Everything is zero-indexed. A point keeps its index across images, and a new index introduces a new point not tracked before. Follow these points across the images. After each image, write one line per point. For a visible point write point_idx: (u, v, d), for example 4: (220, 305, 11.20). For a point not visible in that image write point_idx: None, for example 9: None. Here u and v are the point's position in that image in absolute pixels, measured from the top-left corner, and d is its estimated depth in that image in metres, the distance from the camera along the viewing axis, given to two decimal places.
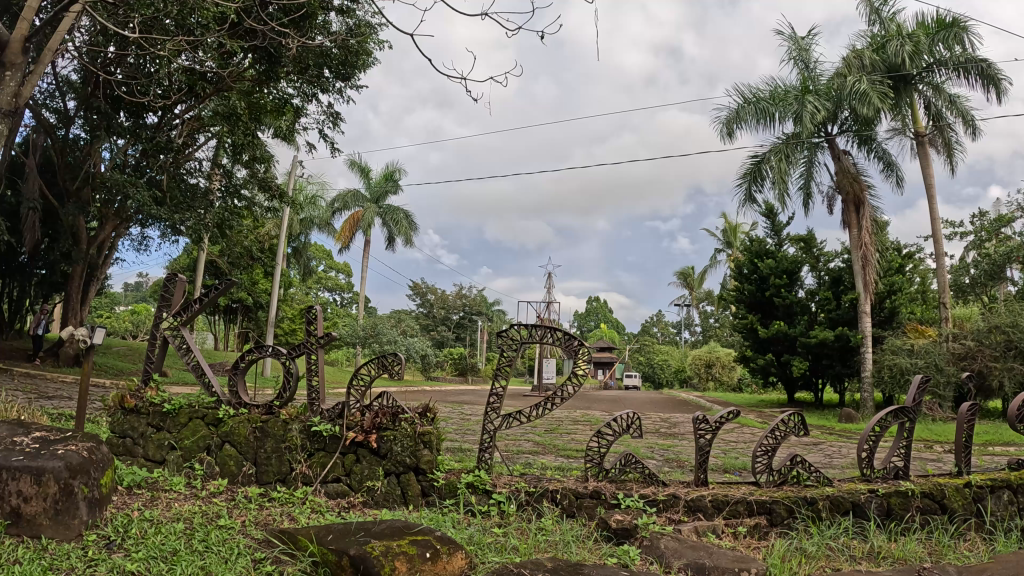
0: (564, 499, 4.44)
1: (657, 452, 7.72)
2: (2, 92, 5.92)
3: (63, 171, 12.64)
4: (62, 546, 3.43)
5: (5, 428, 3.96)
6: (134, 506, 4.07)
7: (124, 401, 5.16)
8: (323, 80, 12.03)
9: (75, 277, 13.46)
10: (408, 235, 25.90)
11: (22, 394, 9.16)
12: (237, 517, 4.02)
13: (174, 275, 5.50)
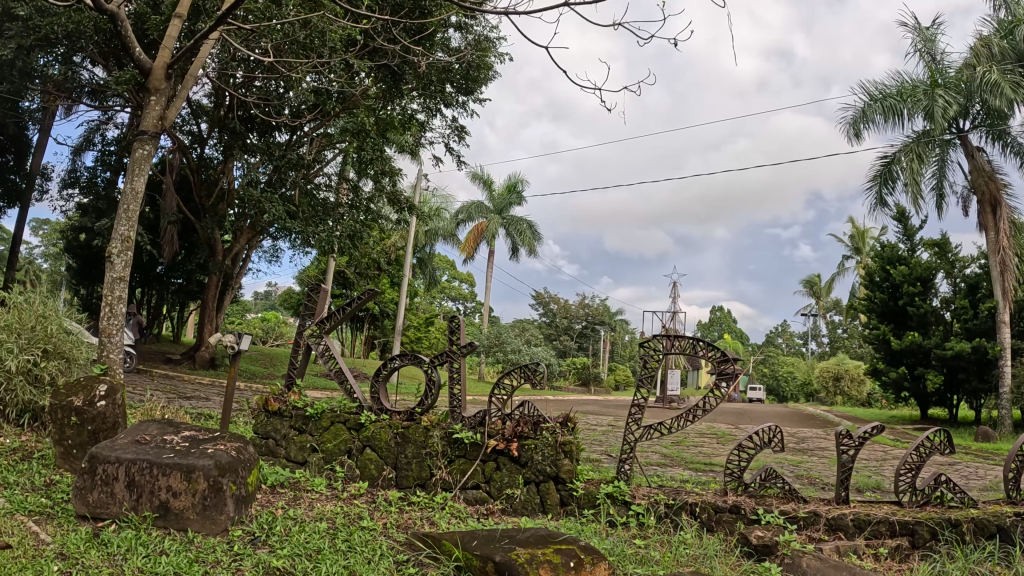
0: (703, 512, 4.37)
1: (787, 467, 7.44)
2: (148, 115, 6.24)
3: (199, 189, 13.66)
4: (208, 541, 3.64)
5: (158, 426, 4.26)
6: (278, 505, 4.29)
7: (268, 404, 5.46)
8: (447, 95, 12.38)
9: (212, 287, 14.35)
10: (531, 246, 26.19)
11: (164, 394, 9.75)
12: (379, 519, 4.16)
13: (318, 285, 5.81)
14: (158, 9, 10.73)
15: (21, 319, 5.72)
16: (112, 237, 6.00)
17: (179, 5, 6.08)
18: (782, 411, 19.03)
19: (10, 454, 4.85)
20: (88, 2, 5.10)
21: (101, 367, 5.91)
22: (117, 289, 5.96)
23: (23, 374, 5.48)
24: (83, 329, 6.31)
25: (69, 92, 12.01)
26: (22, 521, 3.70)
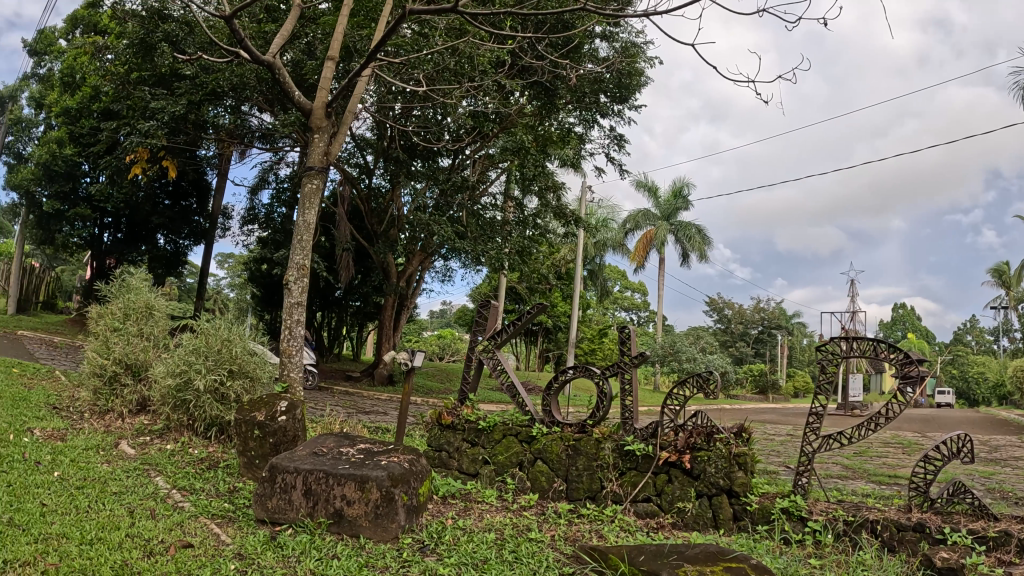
0: (884, 531, 4.08)
1: (978, 479, 6.80)
2: (314, 151, 6.66)
3: (370, 217, 14.48)
4: (378, 547, 3.80)
5: (335, 439, 4.57)
6: (448, 515, 4.43)
7: (442, 417, 5.69)
8: (601, 105, 12.71)
9: (387, 307, 15.16)
10: (702, 250, 26.03)
11: (344, 410, 10.39)
12: (547, 531, 4.22)
13: (488, 302, 6.00)
14: (312, 53, 11.48)
15: (208, 342, 6.19)
16: (289, 266, 6.49)
17: (331, 47, 6.45)
18: (975, 416, 17.40)
19: (200, 463, 5.32)
20: (246, 57, 5.56)
21: (283, 386, 6.29)
22: (295, 313, 6.35)
23: (212, 392, 6.05)
24: (266, 348, 6.76)
25: (241, 138, 13.13)
26: (207, 523, 4.01)
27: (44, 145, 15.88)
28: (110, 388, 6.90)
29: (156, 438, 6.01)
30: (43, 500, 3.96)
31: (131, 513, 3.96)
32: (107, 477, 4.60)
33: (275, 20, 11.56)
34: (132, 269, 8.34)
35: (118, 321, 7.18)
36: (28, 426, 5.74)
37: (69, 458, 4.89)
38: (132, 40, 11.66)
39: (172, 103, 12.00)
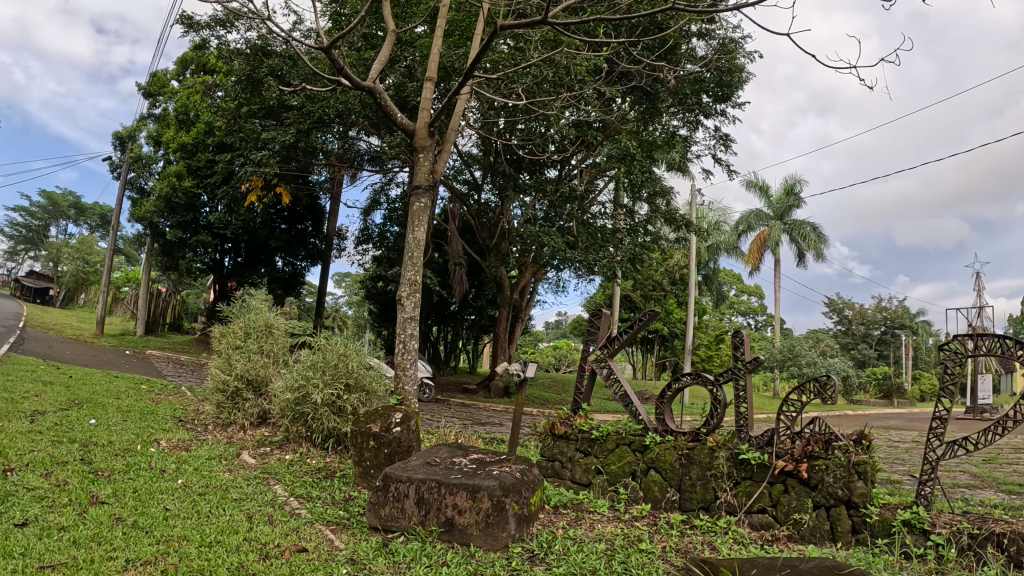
0: (1011, 546, 3.83)
1: None
2: (419, 171, 6.76)
3: (482, 232, 15.06)
4: (488, 555, 3.86)
5: (448, 450, 4.70)
6: (560, 524, 4.48)
7: (554, 428, 5.69)
8: (705, 106, 12.63)
9: (501, 319, 15.42)
10: (819, 249, 25.07)
11: (459, 421, 10.60)
12: (658, 542, 4.19)
13: (600, 311, 6.02)
14: (414, 75, 11.81)
15: (326, 357, 6.44)
16: (402, 283, 6.59)
17: (428, 69, 6.58)
18: None
19: (317, 473, 5.56)
20: (347, 84, 5.78)
21: (398, 399, 6.43)
22: (409, 327, 6.52)
23: (329, 406, 6.27)
24: (381, 361, 7.04)
25: (351, 163, 13.59)
26: (322, 530, 4.19)
27: (164, 178, 16.92)
28: (232, 402, 7.25)
29: (277, 449, 6.33)
30: (168, 505, 4.25)
31: (249, 518, 4.19)
32: (229, 484, 4.89)
33: (374, 46, 12.01)
34: (251, 291, 8.81)
35: (240, 339, 7.66)
36: (158, 438, 6.15)
37: (193, 466, 5.23)
38: (241, 76, 12.41)
39: (282, 132, 12.65)
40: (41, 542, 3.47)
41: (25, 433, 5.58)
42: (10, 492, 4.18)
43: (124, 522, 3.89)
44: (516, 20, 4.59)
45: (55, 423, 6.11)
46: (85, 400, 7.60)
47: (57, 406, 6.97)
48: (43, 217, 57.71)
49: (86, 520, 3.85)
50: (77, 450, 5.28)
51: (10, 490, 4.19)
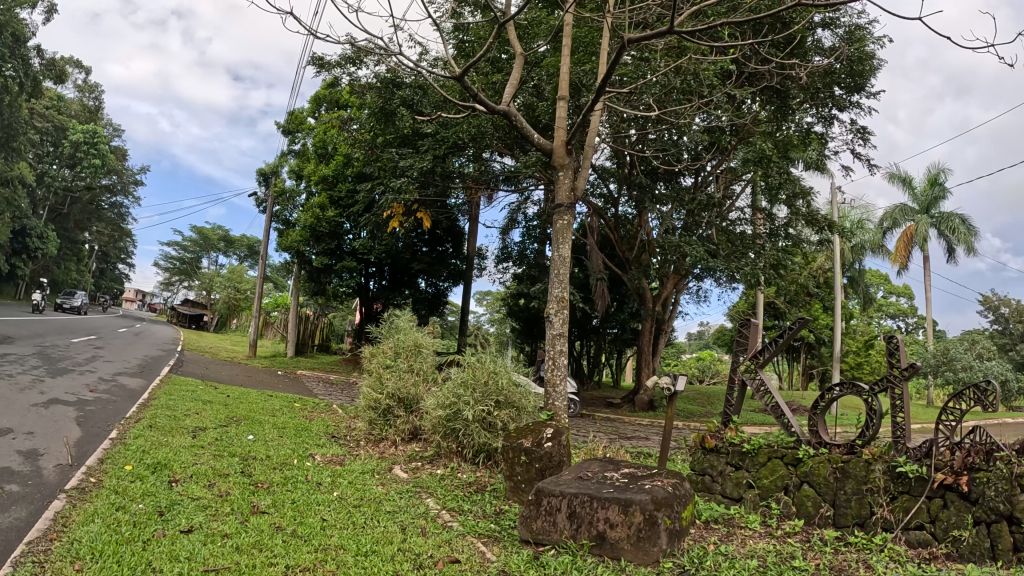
0: None
1: None
2: (560, 189, 6.37)
3: (621, 244, 15.42)
4: (638, 570, 3.78)
5: (600, 465, 4.67)
6: (711, 540, 4.40)
7: (705, 441, 5.61)
8: (838, 98, 12.56)
9: (645, 331, 16.02)
10: (970, 243, 23.62)
11: (604, 435, 10.65)
12: (813, 559, 4.08)
13: (747, 322, 5.95)
14: (543, 95, 12.00)
15: (474, 375, 6.64)
16: (548, 301, 6.17)
17: (560, 88, 6.50)
18: None
19: (468, 487, 5.65)
20: (480, 108, 5.87)
21: (548, 415, 6.04)
22: (558, 344, 6.06)
23: (480, 421, 6.43)
24: (530, 379, 7.03)
25: (488, 183, 13.92)
26: (474, 541, 4.27)
27: (308, 211, 18.15)
28: (384, 418, 7.53)
29: (428, 463, 6.50)
30: (325, 515, 4.46)
31: (403, 530, 4.34)
32: (382, 497, 5.06)
33: (501, 70, 12.28)
34: (399, 312, 9.20)
35: (390, 360, 8.04)
36: (313, 453, 6.48)
37: (347, 480, 5.45)
38: (374, 109, 12.98)
39: (419, 160, 13.14)
40: (207, 547, 3.74)
41: (190, 448, 6.00)
42: (176, 501, 4.56)
43: (284, 531, 4.12)
44: (642, 31, 4.61)
45: (217, 438, 6.56)
46: (243, 417, 8.07)
47: (217, 423, 7.46)
48: (194, 251, 64.80)
49: (248, 527, 4.13)
50: (239, 462, 5.64)
51: (177, 500, 4.57)
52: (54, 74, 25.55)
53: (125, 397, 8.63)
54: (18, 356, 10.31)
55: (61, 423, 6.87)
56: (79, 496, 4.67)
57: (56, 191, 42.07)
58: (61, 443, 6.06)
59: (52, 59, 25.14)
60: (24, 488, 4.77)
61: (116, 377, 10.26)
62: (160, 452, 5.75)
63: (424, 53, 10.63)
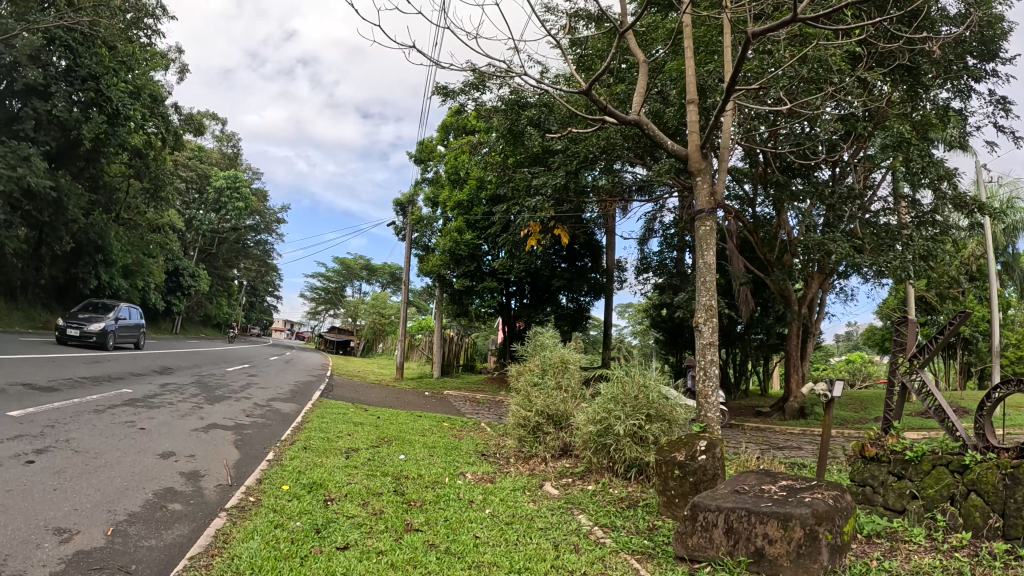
0: None
1: None
2: (700, 194, 6.17)
3: (762, 247, 15.57)
4: None
5: (756, 478, 4.51)
6: (874, 555, 4.22)
7: (864, 450, 5.42)
8: (973, 68, 11.91)
9: (792, 336, 15.78)
10: None
11: (755, 446, 10.46)
12: None
13: (905, 320, 5.77)
14: (670, 100, 11.97)
15: (624, 389, 6.50)
16: (697, 310, 6.00)
17: (688, 91, 6.44)
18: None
19: (620, 502, 5.60)
20: (612, 120, 6.11)
21: (701, 427, 5.87)
22: (709, 353, 5.86)
23: (631, 435, 6.31)
24: (680, 392, 6.73)
25: (622, 195, 13.86)
26: (628, 558, 4.26)
27: (447, 235, 19.00)
28: (534, 436, 7.62)
29: (579, 479, 6.54)
30: (478, 533, 4.59)
31: (556, 547, 4.40)
32: (534, 514, 5.13)
33: (623, 80, 12.41)
34: (544, 329, 9.35)
35: (538, 377, 8.17)
36: (464, 471, 6.67)
37: (498, 497, 5.57)
38: (503, 131, 13.32)
39: (552, 177, 13.42)
40: (362, 564, 3.92)
41: (343, 468, 6.30)
42: (331, 519, 4.81)
43: (437, 548, 4.29)
44: (765, 23, 4.70)
45: (369, 458, 6.85)
46: (394, 437, 8.42)
47: (370, 444, 7.82)
48: (339, 281, 70.15)
49: (402, 544, 4.31)
50: (391, 481, 5.87)
51: (332, 518, 4.82)
52: (193, 128, 27.48)
53: (278, 421, 9.14)
54: (181, 387, 11.14)
55: (220, 445, 7.38)
56: (239, 514, 5.00)
57: (205, 233, 45.40)
58: (221, 465, 6.51)
59: (190, 113, 27.09)
60: (185, 507, 5.15)
61: (270, 402, 10.89)
62: (314, 472, 6.07)
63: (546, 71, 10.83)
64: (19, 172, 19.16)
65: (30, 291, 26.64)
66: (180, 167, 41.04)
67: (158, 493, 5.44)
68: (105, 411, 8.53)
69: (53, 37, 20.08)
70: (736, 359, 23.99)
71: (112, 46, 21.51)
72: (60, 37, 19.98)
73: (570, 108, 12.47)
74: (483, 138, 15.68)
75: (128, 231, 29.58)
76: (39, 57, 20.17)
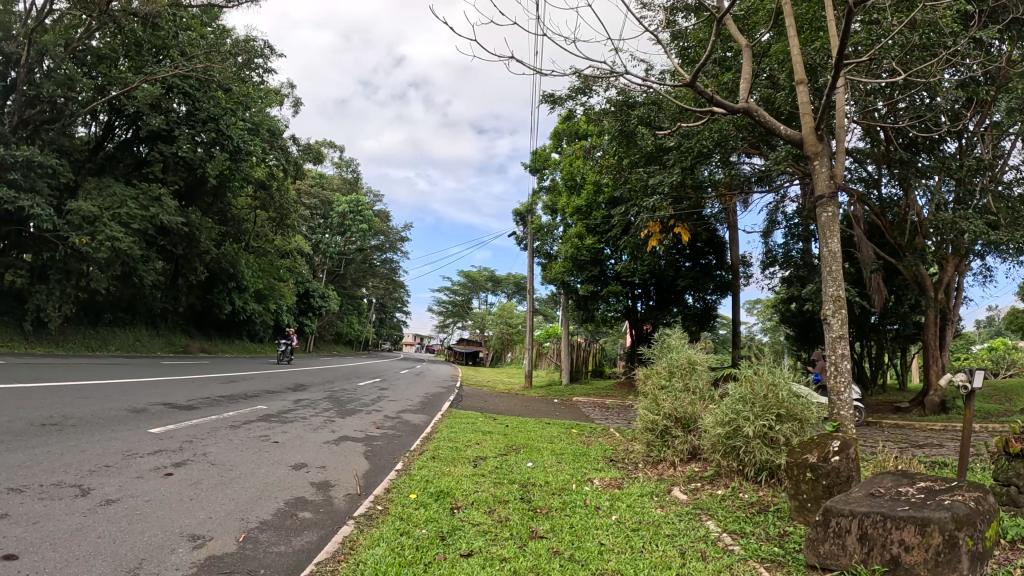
0: None
1: None
2: (818, 180, 6.09)
3: (891, 230, 14.98)
4: None
5: (891, 480, 4.36)
6: (1019, 563, 4.00)
7: (1007, 446, 5.13)
8: None
9: (930, 324, 15.07)
10: None
11: (895, 445, 10.05)
12: None
13: None
14: (778, 85, 11.72)
15: (753, 389, 6.42)
16: (824, 300, 5.86)
17: (796, 72, 6.33)
18: None
19: (750, 507, 5.52)
20: (721, 109, 6.15)
21: (834, 426, 5.71)
22: (839, 346, 5.72)
23: (761, 437, 6.21)
24: (812, 388, 6.58)
25: (740, 187, 13.65)
26: (756, 567, 4.21)
27: (568, 241, 19.65)
28: (662, 439, 7.67)
29: (708, 484, 6.49)
30: (602, 540, 4.65)
31: (682, 554, 4.41)
32: (661, 520, 5.14)
33: (728, 68, 12.24)
34: (669, 330, 9.32)
35: (665, 380, 8.13)
36: (591, 477, 6.74)
37: (625, 504, 5.60)
38: (616, 133, 13.34)
39: (668, 174, 13.40)
40: (485, 570, 4.07)
41: (471, 476, 6.51)
42: (457, 527, 4.99)
43: (561, 555, 4.38)
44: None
45: (496, 466, 7.04)
46: (522, 445, 8.61)
47: (499, 452, 8.03)
48: (466, 293, 73.35)
49: (525, 551, 4.43)
50: (517, 489, 6.01)
51: (458, 526, 5.00)
52: (312, 157, 28.95)
53: (407, 432, 9.49)
54: (314, 402, 11.72)
55: (351, 457, 7.76)
56: (367, 521, 5.26)
57: (331, 256, 47.42)
58: (351, 475, 6.86)
59: (308, 143, 28.52)
60: (315, 515, 5.46)
61: (400, 414, 11.29)
62: (442, 481, 6.30)
63: (649, 69, 10.86)
64: (153, 210, 20.68)
65: (171, 319, 28.72)
66: (302, 195, 43.20)
67: (290, 502, 5.80)
68: (242, 426, 9.12)
69: (171, 86, 21.53)
70: (870, 353, 22.88)
71: (227, 89, 22.98)
72: (177, 85, 21.42)
73: (678, 103, 12.44)
74: (595, 142, 15.64)
75: (259, 258, 31.35)
76: (160, 105, 21.55)
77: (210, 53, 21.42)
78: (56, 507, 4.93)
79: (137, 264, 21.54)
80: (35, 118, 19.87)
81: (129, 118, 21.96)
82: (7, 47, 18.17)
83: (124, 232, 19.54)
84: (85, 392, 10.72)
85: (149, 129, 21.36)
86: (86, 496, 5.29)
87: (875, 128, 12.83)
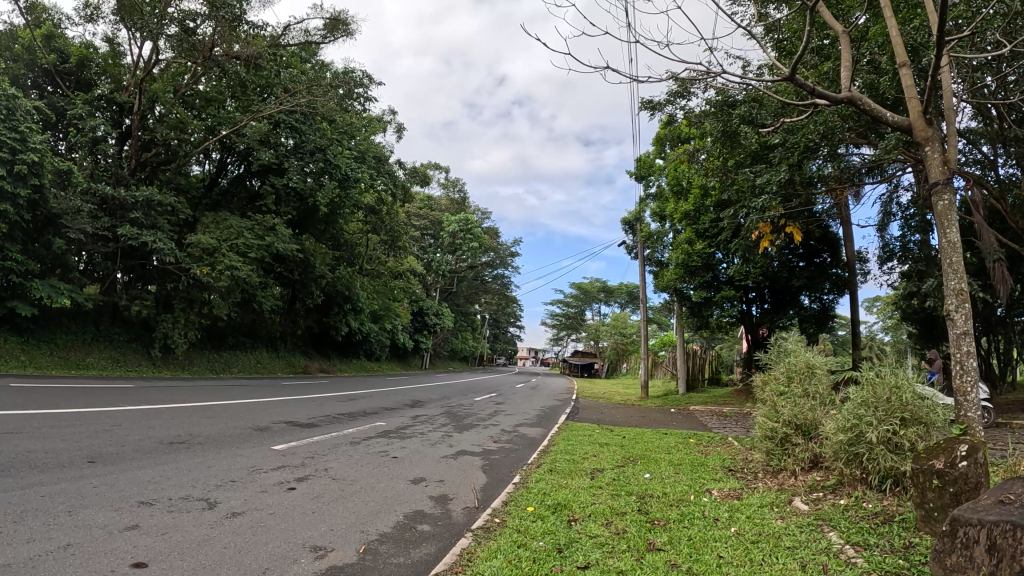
0: None
1: None
2: (931, 166, 5.83)
3: (1013, 214, 14.06)
4: None
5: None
6: None
7: None
8: None
9: None
10: None
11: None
12: None
13: None
14: (881, 70, 11.27)
15: (876, 393, 6.21)
16: (945, 295, 5.60)
17: (898, 54, 6.09)
18: None
19: (875, 518, 5.33)
20: (824, 100, 6.00)
21: (961, 429, 5.45)
22: (964, 344, 5.45)
23: (885, 443, 5.97)
24: (937, 390, 6.31)
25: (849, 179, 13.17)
26: None
27: (679, 248, 19.51)
28: (782, 448, 7.53)
29: (831, 494, 6.29)
30: (721, 552, 4.61)
31: (803, 567, 4.31)
32: (782, 532, 5.05)
33: (827, 56, 11.87)
34: (786, 334, 9.10)
35: (783, 385, 7.92)
36: (710, 488, 6.68)
37: (745, 515, 5.53)
38: (716, 135, 13.17)
39: (776, 172, 13.12)
40: None
41: (587, 489, 6.57)
42: (574, 539, 5.06)
43: (679, 568, 4.37)
44: None
45: (614, 478, 7.08)
46: (639, 456, 8.62)
47: (615, 463, 8.06)
48: (578, 305, 74.06)
49: (643, 564, 4.46)
50: (635, 501, 6.03)
51: (575, 538, 5.07)
52: (419, 179, 29.81)
53: (524, 445, 9.64)
54: (431, 418, 12.07)
55: (468, 470, 7.98)
56: (485, 534, 5.41)
57: (445, 273, 48.30)
58: (467, 488, 7.07)
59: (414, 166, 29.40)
60: (433, 528, 5.65)
61: (516, 428, 11.47)
62: (559, 493, 6.39)
63: (745, 66, 10.69)
64: (267, 240, 21.82)
65: (291, 341, 30.22)
66: (412, 217, 44.44)
67: (408, 515, 6.03)
68: (362, 442, 9.52)
69: (278, 122, 22.76)
70: (1001, 350, 21.50)
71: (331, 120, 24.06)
72: (283, 120, 22.66)
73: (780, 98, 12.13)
74: (699, 144, 15.38)
75: (374, 280, 32.47)
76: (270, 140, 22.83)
77: (312, 88, 22.48)
78: (185, 519, 5.33)
79: (256, 292, 22.76)
80: (152, 161, 21.51)
81: (240, 155, 23.21)
82: (119, 97, 19.90)
83: (242, 260, 20.70)
84: (214, 412, 11.45)
85: (260, 163, 22.56)
86: (214, 509, 5.69)
87: (986, 106, 12.16)
